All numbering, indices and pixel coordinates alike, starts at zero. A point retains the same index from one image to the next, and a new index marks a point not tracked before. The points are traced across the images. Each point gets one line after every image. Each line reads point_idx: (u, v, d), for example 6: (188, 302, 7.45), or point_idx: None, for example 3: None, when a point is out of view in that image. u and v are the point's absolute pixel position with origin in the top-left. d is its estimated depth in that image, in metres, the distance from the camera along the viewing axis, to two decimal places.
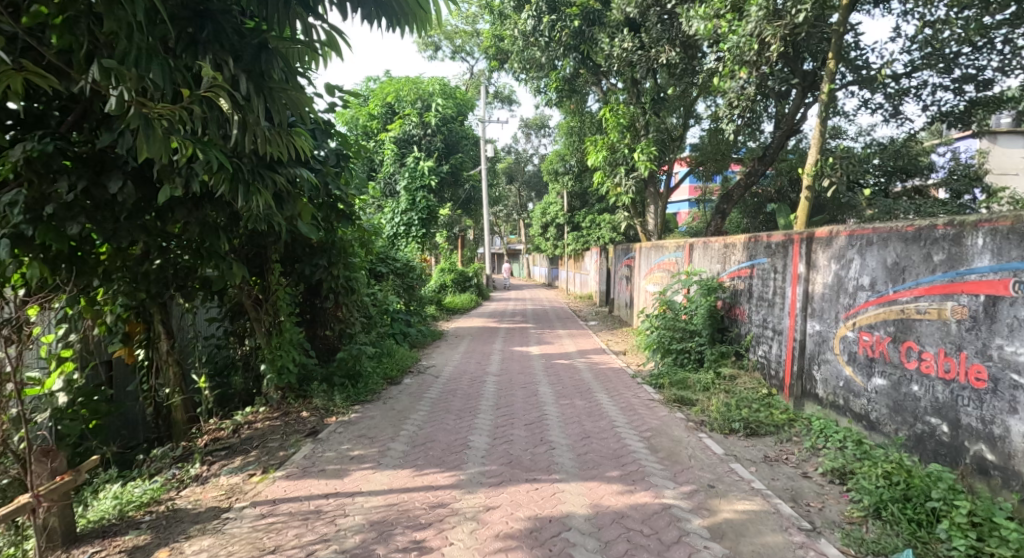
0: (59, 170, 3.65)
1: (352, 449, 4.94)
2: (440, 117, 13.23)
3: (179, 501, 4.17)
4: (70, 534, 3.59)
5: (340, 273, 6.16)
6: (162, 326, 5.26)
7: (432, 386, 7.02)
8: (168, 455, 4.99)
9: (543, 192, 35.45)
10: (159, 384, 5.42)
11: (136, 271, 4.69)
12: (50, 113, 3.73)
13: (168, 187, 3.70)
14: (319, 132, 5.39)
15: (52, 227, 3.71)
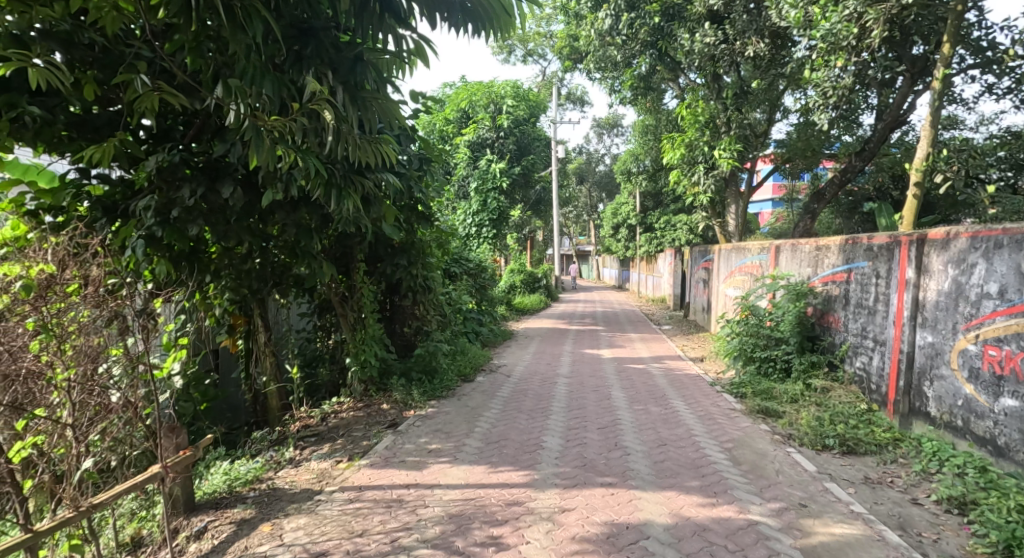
0: (182, 178, 4.09)
1: (429, 442, 5.03)
2: (513, 118, 13.26)
3: (277, 481, 4.38)
4: (189, 503, 3.87)
5: (419, 272, 6.30)
6: (261, 319, 5.53)
7: (505, 385, 7.05)
8: (266, 439, 5.28)
9: (615, 192, 34.93)
10: (258, 373, 5.66)
11: (240, 269, 4.83)
12: (175, 128, 4.31)
13: (271, 192, 4.01)
14: (403, 136, 5.54)
15: (176, 229, 4.11)
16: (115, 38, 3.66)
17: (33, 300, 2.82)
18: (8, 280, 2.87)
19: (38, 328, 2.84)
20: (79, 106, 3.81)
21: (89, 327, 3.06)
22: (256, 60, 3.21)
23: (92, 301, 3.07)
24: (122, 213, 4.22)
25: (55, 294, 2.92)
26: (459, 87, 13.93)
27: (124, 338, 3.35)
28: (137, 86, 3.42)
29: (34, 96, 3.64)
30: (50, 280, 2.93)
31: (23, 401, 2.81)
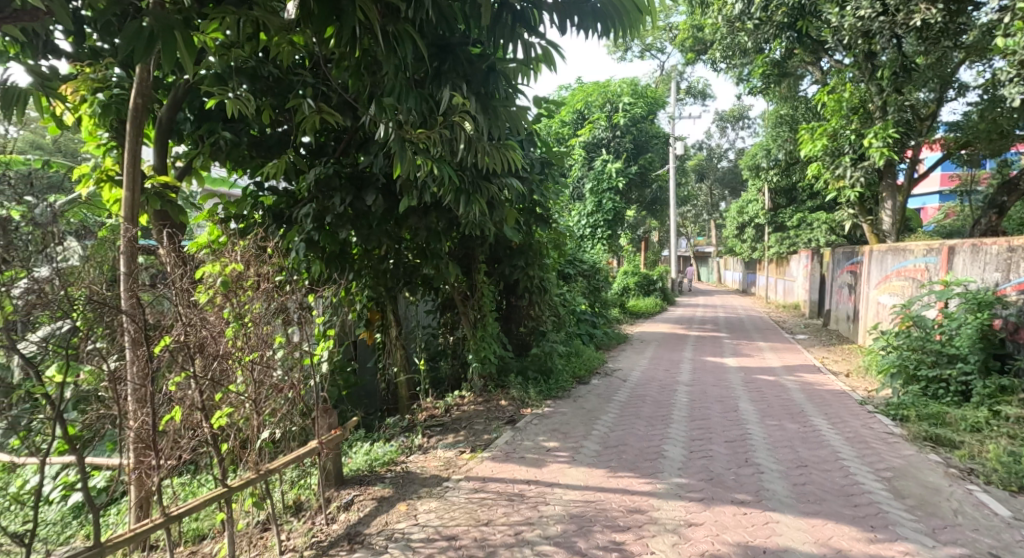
0: (335, 189, 4.39)
1: (547, 441, 4.99)
2: (631, 117, 12.92)
3: (411, 465, 4.57)
4: (339, 476, 4.12)
5: (536, 274, 6.32)
6: (393, 314, 5.72)
7: (620, 389, 6.86)
8: (398, 425, 5.50)
9: (739, 190, 32.96)
10: (389, 364, 5.97)
11: (377, 269, 5.03)
12: (328, 144, 4.69)
13: (408, 200, 4.20)
14: (527, 141, 5.49)
15: (330, 233, 4.46)
16: (286, 69, 4.23)
17: (227, 293, 3.22)
18: (212, 276, 3.36)
19: (233, 317, 3.19)
20: (257, 130, 4.50)
21: (264, 315, 3.33)
22: (402, 78, 3.29)
23: (266, 295, 3.35)
24: (289, 220, 4.63)
25: (241, 291, 3.30)
26: (575, 88, 13.84)
27: (288, 328, 3.60)
28: (303, 110, 3.89)
29: (227, 123, 4.41)
30: (239, 277, 3.34)
31: (218, 379, 3.07)
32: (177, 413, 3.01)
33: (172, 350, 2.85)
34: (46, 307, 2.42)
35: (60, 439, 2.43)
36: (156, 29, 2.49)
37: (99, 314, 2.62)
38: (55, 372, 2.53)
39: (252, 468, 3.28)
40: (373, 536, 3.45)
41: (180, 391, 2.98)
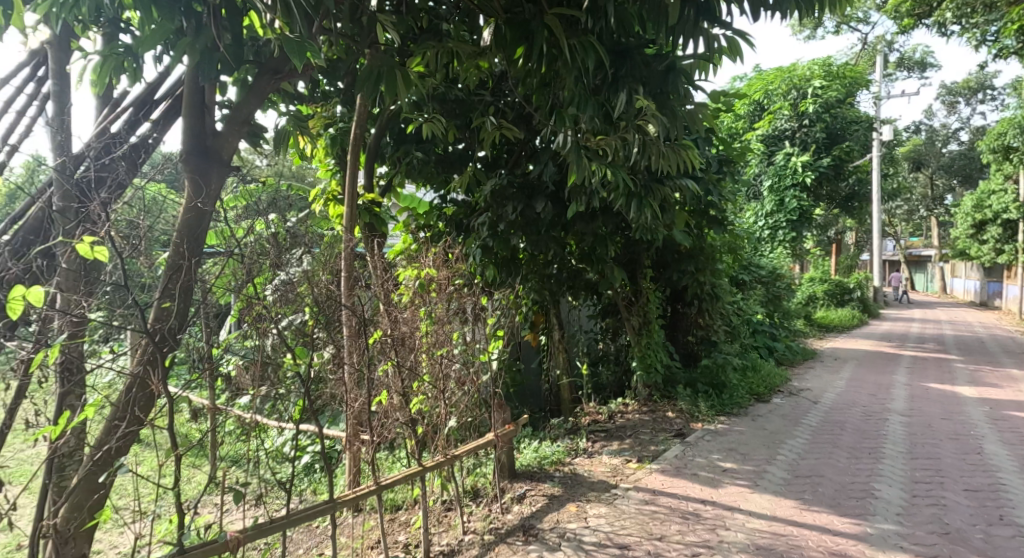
0: (509, 197, 4.48)
1: (723, 460, 4.62)
2: (821, 103, 11.56)
3: (579, 467, 4.53)
4: (512, 469, 4.19)
5: (706, 279, 5.91)
6: (557, 318, 5.73)
7: (810, 412, 6.14)
8: (562, 426, 5.50)
9: (972, 179, 28.17)
10: (552, 366, 5.93)
11: (542, 274, 5.07)
12: (501, 157, 4.84)
13: (576, 205, 4.24)
14: (702, 140, 5.19)
15: (502, 239, 4.51)
16: (469, 89, 4.46)
17: (422, 295, 3.45)
18: (411, 280, 3.56)
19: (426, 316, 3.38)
20: (444, 149, 4.80)
21: (446, 315, 3.49)
22: (580, 89, 3.29)
23: (445, 296, 3.50)
24: (466, 228, 4.83)
25: (445, 293, 3.50)
26: (754, 78, 12.83)
27: (463, 327, 3.67)
28: (488, 127, 4.13)
29: (419, 144, 4.76)
30: (430, 280, 3.52)
31: (426, 367, 3.32)
32: (384, 395, 3.16)
33: (383, 343, 3.04)
34: (289, 300, 2.69)
35: (306, 411, 2.58)
36: (381, 69, 2.80)
37: (321, 302, 2.74)
38: (297, 354, 2.71)
39: (439, 452, 3.36)
40: (547, 532, 3.46)
41: (388, 378, 3.08)
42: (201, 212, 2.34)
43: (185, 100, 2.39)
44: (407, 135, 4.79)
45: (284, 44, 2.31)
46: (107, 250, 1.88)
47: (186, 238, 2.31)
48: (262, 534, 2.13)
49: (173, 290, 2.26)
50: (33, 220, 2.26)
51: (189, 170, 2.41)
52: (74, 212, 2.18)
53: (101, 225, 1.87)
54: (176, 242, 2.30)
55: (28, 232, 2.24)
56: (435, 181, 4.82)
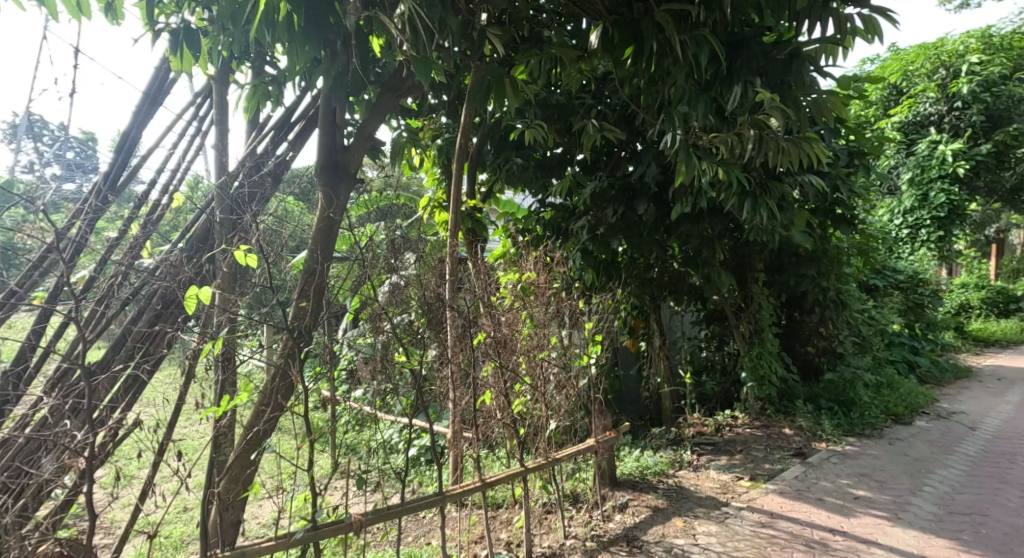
0: (609, 199, 4.47)
1: (855, 487, 4.27)
2: (979, 81, 10.29)
3: (684, 480, 4.41)
4: (613, 477, 4.18)
5: (831, 284, 5.47)
6: (657, 323, 5.47)
7: (964, 439, 5.52)
8: (664, 436, 5.39)
9: None
10: (652, 373, 5.71)
11: (642, 278, 4.94)
12: (600, 159, 4.82)
13: (680, 206, 4.13)
14: (828, 132, 4.85)
15: (601, 242, 4.57)
16: (569, 94, 4.46)
17: (524, 300, 3.39)
18: (512, 283, 3.54)
19: (528, 319, 3.37)
20: (543, 154, 4.87)
21: (548, 318, 3.48)
22: (691, 85, 3.34)
23: (542, 301, 3.43)
24: (564, 232, 4.87)
25: (544, 297, 3.45)
26: (892, 59, 11.68)
27: (561, 330, 3.63)
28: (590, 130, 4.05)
29: (518, 149, 4.85)
30: (531, 284, 3.47)
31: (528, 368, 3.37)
32: (487, 396, 3.22)
33: (487, 345, 3.06)
34: (400, 300, 2.80)
35: (416, 407, 2.69)
36: (490, 79, 2.81)
37: (427, 304, 2.84)
38: (403, 354, 2.80)
39: (541, 453, 3.42)
40: (652, 545, 3.42)
41: (493, 378, 3.13)
42: (332, 222, 2.59)
43: (320, 121, 2.63)
44: (506, 141, 4.88)
45: (413, 65, 2.38)
46: (258, 256, 2.18)
47: (320, 247, 2.55)
48: (381, 517, 2.23)
49: (309, 290, 2.49)
50: (198, 233, 2.40)
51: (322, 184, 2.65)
52: (234, 222, 2.38)
53: (256, 234, 2.15)
54: (313, 251, 2.54)
55: (193, 246, 2.37)
56: (533, 184, 4.87)
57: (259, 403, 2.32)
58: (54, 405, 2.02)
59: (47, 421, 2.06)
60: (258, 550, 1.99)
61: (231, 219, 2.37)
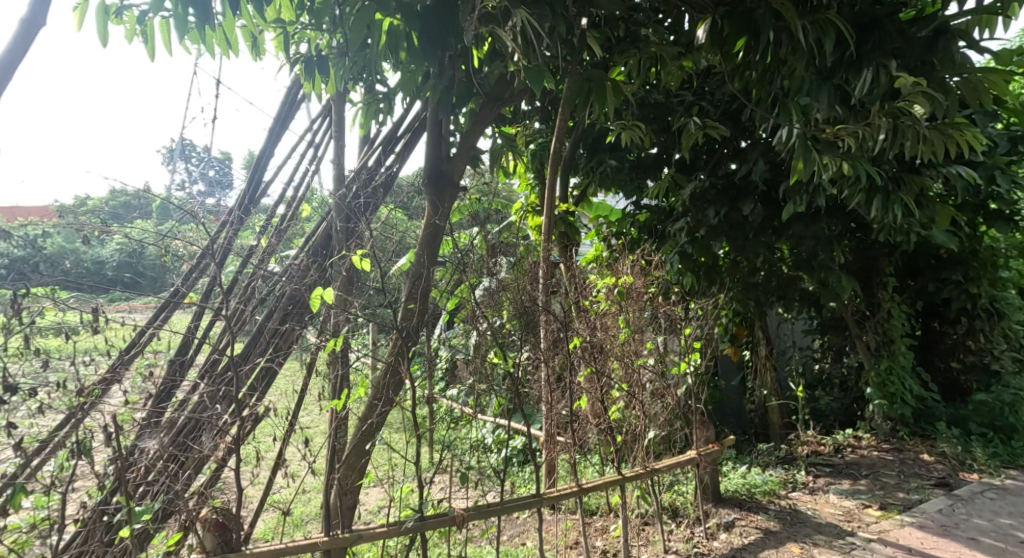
0: (709, 200, 4.28)
1: (1020, 529, 3.75)
2: None
3: (799, 503, 4.16)
4: (717, 493, 4.04)
5: (981, 292, 4.92)
6: (762, 332, 5.26)
7: None
8: (773, 454, 5.02)
9: None
10: (757, 385, 5.48)
11: (746, 283, 4.69)
12: (699, 158, 4.59)
13: (793, 205, 3.90)
14: (981, 116, 4.44)
15: (702, 246, 4.34)
16: (668, 93, 4.38)
17: (621, 304, 3.22)
18: (608, 288, 3.40)
19: (625, 325, 3.21)
20: (638, 154, 4.74)
21: (644, 322, 3.32)
22: (812, 74, 3.19)
23: (636, 307, 3.26)
24: (661, 235, 4.69)
25: (641, 301, 3.30)
26: None
27: (658, 336, 3.47)
28: (691, 128, 3.92)
29: (612, 150, 4.77)
30: (630, 288, 3.29)
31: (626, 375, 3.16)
32: (583, 398, 3.12)
33: (583, 349, 2.96)
34: (496, 304, 2.67)
35: (510, 411, 2.60)
36: (591, 83, 2.71)
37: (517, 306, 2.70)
38: (495, 355, 2.68)
39: (639, 463, 3.20)
40: None
41: (592, 382, 3.06)
42: (437, 228, 2.59)
43: (427, 130, 2.69)
44: (601, 141, 4.80)
45: (527, 77, 2.39)
46: (373, 260, 2.27)
47: (426, 250, 2.56)
48: (482, 514, 2.20)
49: (417, 293, 2.51)
50: (319, 240, 2.47)
51: (428, 193, 2.71)
52: (351, 231, 2.41)
53: (369, 238, 2.23)
54: (417, 254, 2.56)
55: (316, 253, 2.43)
56: (628, 186, 4.73)
57: (371, 397, 2.37)
58: (207, 392, 2.12)
59: (202, 404, 2.14)
60: (372, 535, 2.10)
61: (347, 227, 2.40)
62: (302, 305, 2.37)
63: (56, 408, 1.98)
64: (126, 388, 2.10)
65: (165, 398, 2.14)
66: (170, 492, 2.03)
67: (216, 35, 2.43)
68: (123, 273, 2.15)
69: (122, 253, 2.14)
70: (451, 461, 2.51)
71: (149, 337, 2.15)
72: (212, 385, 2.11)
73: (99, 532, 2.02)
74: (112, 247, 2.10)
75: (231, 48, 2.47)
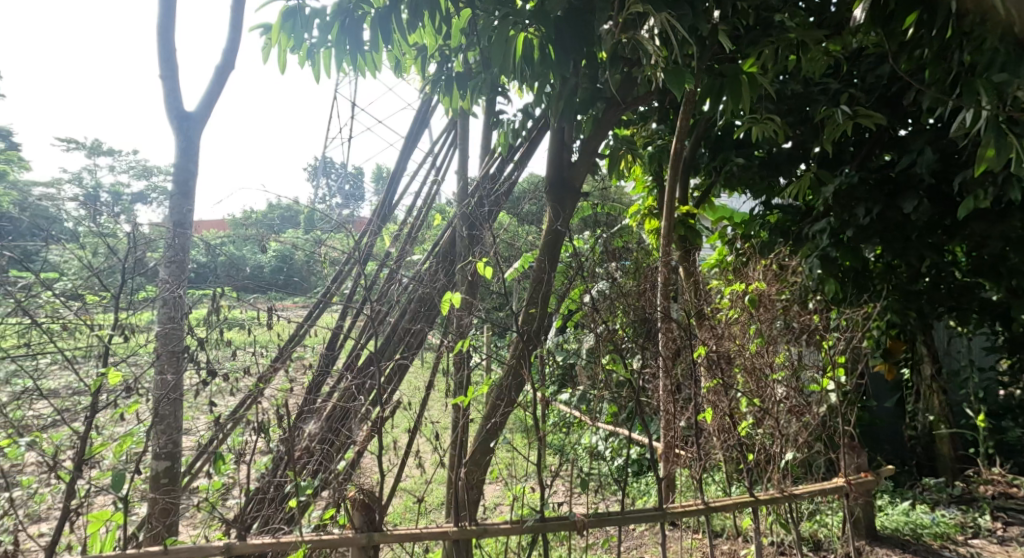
0: (859, 197, 3.66)
1: None
2: None
3: (985, 553, 3.54)
4: (871, 530, 3.59)
5: None
6: (926, 347, 4.48)
7: None
8: (944, 490, 4.31)
9: None
10: (919, 409, 4.67)
11: (906, 289, 3.89)
12: (845, 150, 4.03)
13: (974, 198, 3.31)
14: None
15: (849, 248, 3.69)
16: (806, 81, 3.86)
17: (752, 311, 2.79)
18: (738, 295, 3.02)
19: (757, 335, 2.77)
20: (769, 149, 4.06)
21: (778, 335, 2.77)
22: (1010, 44, 2.72)
23: (769, 316, 2.77)
24: (797, 237, 4.00)
25: (774, 309, 2.83)
26: None
27: (788, 347, 2.77)
28: (836, 118, 3.41)
29: (739, 147, 4.16)
30: (764, 295, 2.89)
31: (761, 389, 2.65)
32: (708, 413, 2.65)
33: (708, 358, 2.57)
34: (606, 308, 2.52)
35: (624, 418, 2.43)
36: (724, 80, 2.55)
37: (631, 311, 2.40)
38: (612, 361, 2.46)
39: (774, 487, 2.59)
40: None
41: (716, 396, 2.59)
42: (559, 233, 2.55)
43: (550, 139, 2.64)
44: (727, 137, 4.20)
45: (666, 79, 2.31)
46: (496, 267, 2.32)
47: (546, 252, 2.55)
48: (601, 523, 2.11)
49: (536, 298, 2.53)
50: (444, 245, 2.64)
51: (549, 198, 2.68)
52: (475, 238, 2.54)
53: (494, 246, 2.30)
54: (539, 258, 2.55)
55: (443, 258, 2.58)
56: (757, 185, 4.14)
57: (494, 398, 2.40)
58: (352, 383, 2.31)
59: (347, 394, 2.32)
60: (497, 531, 2.06)
61: (471, 235, 2.55)
62: (431, 307, 2.54)
63: (240, 390, 2.27)
64: (285, 377, 2.34)
65: (315, 388, 2.39)
66: (329, 470, 2.25)
67: (363, 63, 2.64)
68: (276, 276, 2.44)
69: (275, 258, 2.41)
70: (568, 466, 2.47)
71: (307, 332, 2.43)
72: (358, 379, 2.33)
73: (273, 497, 2.22)
74: (269, 254, 2.39)
75: (377, 68, 2.65)
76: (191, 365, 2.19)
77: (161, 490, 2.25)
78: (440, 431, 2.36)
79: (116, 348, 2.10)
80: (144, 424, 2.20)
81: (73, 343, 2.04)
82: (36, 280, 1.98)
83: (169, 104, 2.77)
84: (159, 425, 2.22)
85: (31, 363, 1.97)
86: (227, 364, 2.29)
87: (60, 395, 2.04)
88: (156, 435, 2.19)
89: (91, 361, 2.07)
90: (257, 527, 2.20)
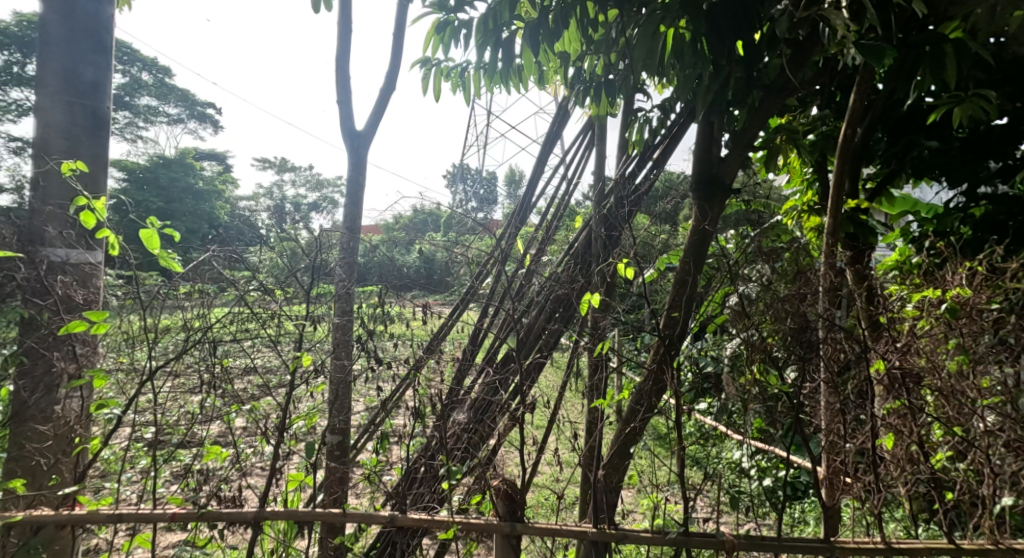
0: None
1: None
2: None
3: None
4: None
5: None
6: None
7: None
8: None
9: None
10: None
11: None
12: None
13: None
14: None
15: None
16: None
17: (947, 324, 2.32)
18: (930, 302, 2.46)
19: (959, 349, 2.30)
20: (975, 128, 3.33)
21: (985, 351, 2.27)
22: None
23: (968, 330, 2.28)
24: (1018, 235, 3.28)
25: (983, 321, 2.29)
26: None
27: (994, 367, 2.26)
28: None
29: (928, 130, 3.40)
30: (967, 303, 2.32)
31: (964, 416, 2.21)
32: (889, 440, 2.31)
33: (886, 375, 2.19)
34: (748, 316, 2.30)
35: (779, 435, 2.23)
36: (918, 51, 2.24)
37: (787, 317, 2.18)
38: (762, 373, 2.25)
39: (981, 532, 2.17)
40: None
41: (898, 419, 2.23)
42: (706, 233, 2.42)
43: (697, 133, 2.48)
44: (914, 117, 3.43)
45: (860, 52, 2.07)
46: (636, 268, 2.30)
47: (692, 253, 2.42)
48: (752, 547, 2.00)
49: (680, 301, 2.43)
50: (580, 246, 2.66)
51: (695, 196, 2.53)
52: (612, 238, 2.56)
53: (634, 246, 2.28)
54: (683, 259, 2.42)
55: (579, 258, 2.62)
56: (962, 173, 3.38)
57: (632, 403, 2.34)
58: (493, 378, 2.44)
59: (489, 388, 2.45)
60: (637, 538, 2.04)
61: (609, 236, 2.56)
62: (568, 306, 2.60)
63: (396, 378, 2.51)
64: (433, 368, 2.53)
65: (460, 379, 2.55)
66: (473, 457, 2.46)
67: (509, 75, 2.77)
68: (423, 275, 2.70)
69: (419, 259, 2.68)
70: (713, 480, 2.31)
71: (450, 326, 2.66)
72: (499, 374, 2.48)
73: (428, 480, 2.42)
74: (415, 254, 2.66)
75: (522, 78, 2.77)
76: (365, 351, 2.46)
77: (336, 460, 2.60)
78: (576, 430, 2.43)
79: (309, 335, 2.46)
80: (325, 401, 2.55)
81: (273, 329, 2.40)
82: (245, 276, 2.42)
83: (342, 124, 3.11)
84: (336, 404, 2.54)
85: (241, 345, 2.37)
86: (390, 353, 2.53)
87: (261, 372, 2.42)
88: (334, 412, 2.52)
89: (289, 342, 2.44)
90: (415, 503, 2.42)
